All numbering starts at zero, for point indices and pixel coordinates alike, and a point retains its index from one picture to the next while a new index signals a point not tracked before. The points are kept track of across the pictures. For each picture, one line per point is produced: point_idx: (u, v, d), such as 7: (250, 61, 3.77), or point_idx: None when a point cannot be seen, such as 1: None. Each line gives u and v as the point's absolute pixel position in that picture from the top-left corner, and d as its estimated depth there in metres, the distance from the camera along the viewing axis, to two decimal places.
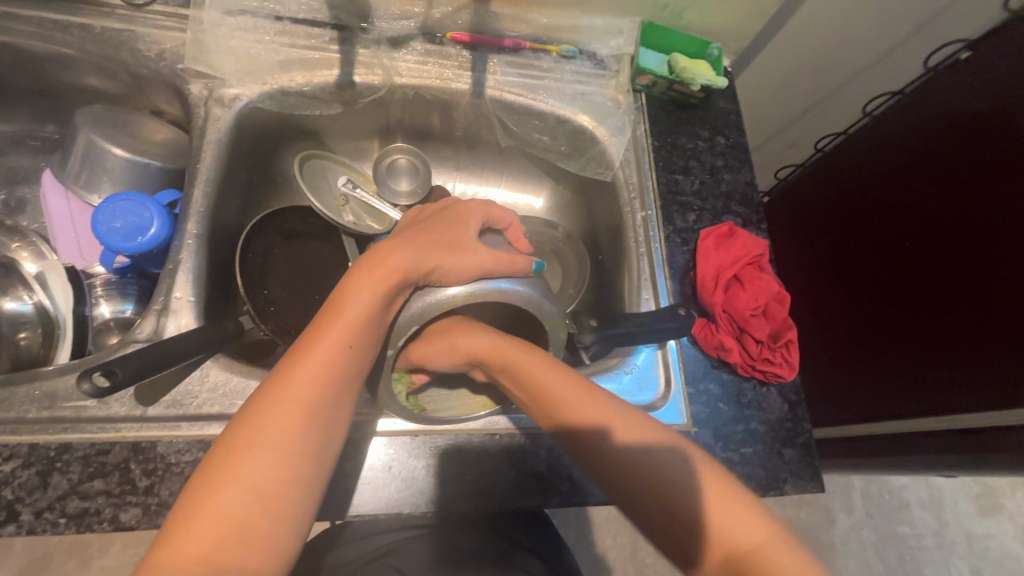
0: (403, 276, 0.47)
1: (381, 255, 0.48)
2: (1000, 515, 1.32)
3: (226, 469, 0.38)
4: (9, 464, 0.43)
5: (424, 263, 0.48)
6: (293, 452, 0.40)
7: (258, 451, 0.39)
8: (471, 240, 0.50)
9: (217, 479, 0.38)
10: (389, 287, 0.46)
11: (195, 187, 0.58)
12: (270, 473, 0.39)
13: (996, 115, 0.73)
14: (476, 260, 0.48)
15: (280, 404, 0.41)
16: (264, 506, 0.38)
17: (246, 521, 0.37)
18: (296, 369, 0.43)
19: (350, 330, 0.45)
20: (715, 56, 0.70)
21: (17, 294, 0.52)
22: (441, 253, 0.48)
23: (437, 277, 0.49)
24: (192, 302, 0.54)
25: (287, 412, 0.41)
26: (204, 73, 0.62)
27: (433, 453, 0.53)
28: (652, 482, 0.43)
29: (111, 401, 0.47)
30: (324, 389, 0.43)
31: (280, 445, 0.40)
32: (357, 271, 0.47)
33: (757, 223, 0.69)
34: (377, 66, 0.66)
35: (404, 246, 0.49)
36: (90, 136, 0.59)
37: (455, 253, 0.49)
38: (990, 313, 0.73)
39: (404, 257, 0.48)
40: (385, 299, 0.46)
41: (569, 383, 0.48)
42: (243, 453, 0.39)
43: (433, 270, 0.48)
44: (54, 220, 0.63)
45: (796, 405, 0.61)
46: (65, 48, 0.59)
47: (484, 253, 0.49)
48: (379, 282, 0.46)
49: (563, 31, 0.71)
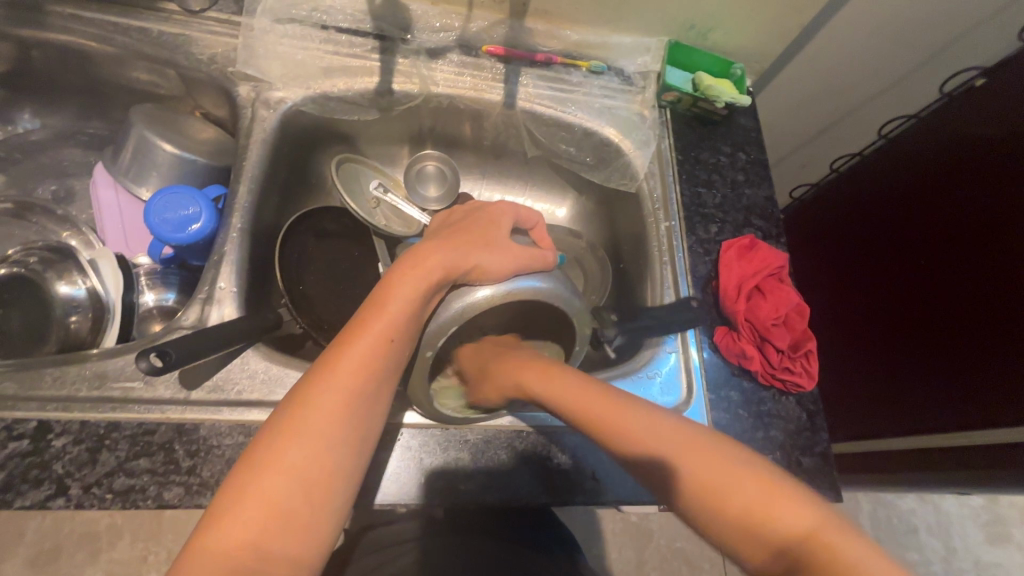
0: (444, 273, 0.48)
1: (423, 254, 0.49)
2: (1010, 544, 1.30)
3: (271, 457, 0.39)
4: (61, 440, 0.45)
5: (464, 261, 0.49)
6: (336, 441, 0.41)
7: (304, 439, 0.40)
8: (504, 240, 0.52)
9: (262, 467, 0.39)
10: (431, 285, 0.48)
11: (240, 183, 0.60)
12: (313, 462, 0.40)
13: (1009, 138, 0.74)
14: (512, 259, 0.50)
15: (325, 395, 0.42)
16: (309, 495, 0.39)
17: (289, 508, 0.38)
18: (340, 361, 0.44)
19: (392, 325, 0.46)
20: (738, 75, 0.73)
21: (71, 278, 0.56)
22: (481, 253, 0.50)
23: (476, 277, 0.50)
24: (235, 292, 0.56)
25: (330, 404, 0.42)
26: (253, 77, 0.65)
27: (463, 447, 0.55)
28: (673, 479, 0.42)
29: (157, 383, 0.49)
30: (365, 381, 0.44)
31: (324, 435, 0.41)
32: (399, 268, 0.49)
33: (777, 236, 0.71)
34: (415, 75, 0.69)
35: (443, 245, 0.50)
36: (143, 132, 0.62)
37: (494, 252, 0.51)
38: (1000, 335, 0.74)
39: (445, 256, 0.49)
40: (427, 296, 0.48)
41: (587, 388, 0.48)
42: (288, 441, 0.40)
43: (472, 269, 0.49)
44: (103, 211, 0.66)
45: (815, 414, 0.62)
46: (124, 48, 0.62)
47: (517, 253, 0.51)
48: (421, 280, 0.47)
49: (592, 48, 0.74)
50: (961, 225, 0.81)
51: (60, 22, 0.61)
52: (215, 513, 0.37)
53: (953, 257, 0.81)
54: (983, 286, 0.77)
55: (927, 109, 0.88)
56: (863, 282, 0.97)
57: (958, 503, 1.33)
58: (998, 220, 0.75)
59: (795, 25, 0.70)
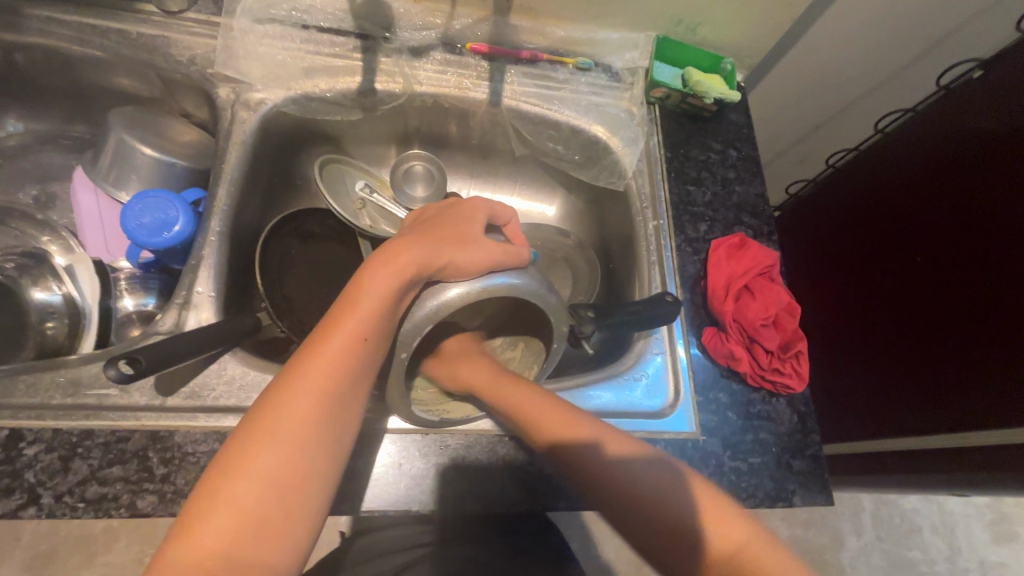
0: (417, 269, 0.47)
1: (394, 250, 0.48)
2: (1015, 544, 1.29)
3: (241, 463, 0.39)
4: (32, 448, 0.45)
5: (436, 257, 0.48)
6: (309, 444, 0.41)
7: (275, 443, 0.40)
8: (478, 235, 0.51)
9: (232, 473, 0.38)
10: (404, 281, 0.47)
11: (219, 186, 0.60)
12: (284, 467, 0.39)
13: (1004, 129, 0.72)
14: (486, 253, 0.49)
15: (296, 396, 0.42)
16: (281, 500, 0.39)
17: (261, 513, 0.38)
18: (309, 364, 0.43)
19: (365, 322, 0.45)
20: (728, 71, 0.72)
21: (46, 284, 0.56)
22: (453, 249, 0.49)
23: (451, 273, 0.48)
24: (213, 297, 0.55)
25: (302, 406, 0.41)
26: (232, 78, 0.64)
27: (442, 452, 0.54)
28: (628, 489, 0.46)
29: (132, 390, 0.48)
30: (339, 381, 0.43)
31: (297, 438, 0.40)
32: (372, 264, 0.47)
33: (768, 234, 0.69)
34: (398, 75, 0.68)
35: (416, 240, 0.49)
36: (121, 136, 0.62)
37: (468, 248, 0.49)
38: (995, 334, 0.73)
39: (417, 252, 0.48)
40: (400, 292, 0.46)
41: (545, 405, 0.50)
42: (259, 446, 0.39)
43: (446, 266, 0.48)
44: (82, 215, 0.66)
45: (806, 416, 0.61)
46: (103, 51, 0.61)
47: (493, 250, 0.50)
48: (393, 277, 0.46)
49: (579, 44, 0.73)
50: (954, 217, 0.79)
51: (37, 25, 0.60)
52: (187, 521, 0.37)
53: (946, 255, 0.80)
54: (978, 285, 0.75)
55: (922, 102, 0.86)
56: (858, 280, 0.96)
57: (962, 502, 1.31)
58: (993, 212, 0.74)
59: (786, 18, 0.68)
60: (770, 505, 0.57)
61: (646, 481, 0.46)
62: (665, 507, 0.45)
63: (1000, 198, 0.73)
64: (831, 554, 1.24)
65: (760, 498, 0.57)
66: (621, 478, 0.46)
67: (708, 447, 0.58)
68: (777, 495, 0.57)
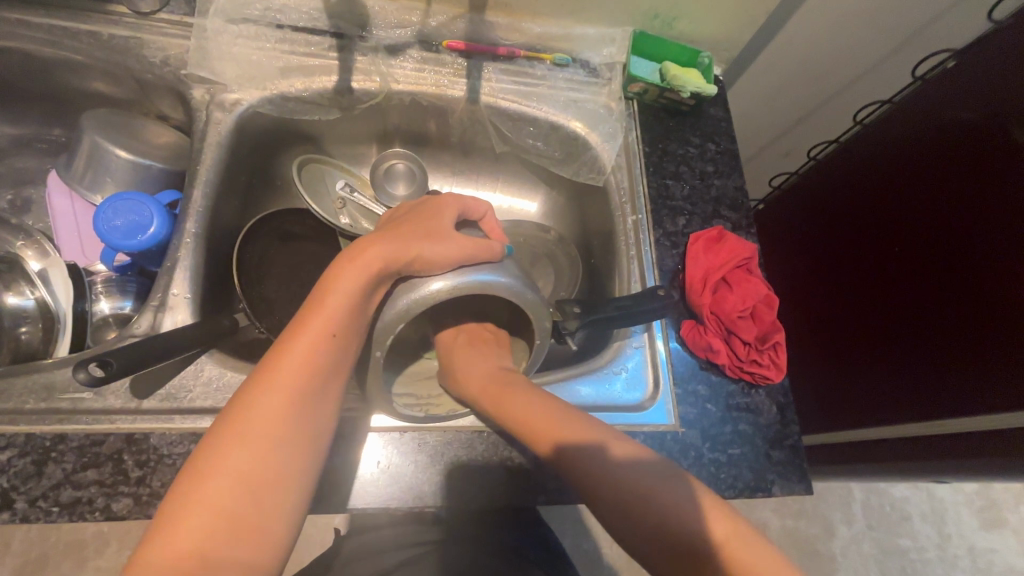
0: (383, 265, 0.46)
1: (362, 246, 0.48)
2: (1004, 530, 1.30)
3: (216, 461, 0.39)
4: (5, 453, 0.45)
5: (403, 253, 0.47)
6: (283, 441, 0.41)
7: (250, 441, 0.40)
8: (448, 230, 0.50)
9: (207, 471, 0.38)
10: (372, 277, 0.46)
11: (194, 188, 0.60)
12: (260, 464, 0.40)
13: (990, 121, 0.72)
14: (457, 249, 0.48)
15: (270, 393, 0.42)
16: (258, 496, 0.39)
17: (239, 509, 0.38)
18: (283, 360, 0.43)
19: (335, 320, 0.45)
20: (705, 65, 0.72)
21: (19, 289, 0.55)
22: (423, 244, 0.48)
23: (420, 268, 0.47)
24: (188, 299, 0.55)
25: (275, 402, 0.42)
26: (207, 79, 0.64)
27: (420, 449, 0.54)
28: (602, 487, 0.46)
29: (106, 393, 0.48)
30: (310, 378, 0.43)
31: (272, 435, 0.41)
32: (340, 262, 0.47)
33: (747, 227, 0.70)
34: (374, 73, 0.68)
35: (384, 237, 0.49)
36: (94, 139, 0.62)
37: (437, 243, 0.48)
38: (972, 326, 0.73)
39: (384, 249, 0.47)
40: (367, 290, 0.46)
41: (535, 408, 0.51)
42: (235, 444, 0.40)
43: (414, 260, 0.47)
44: (58, 218, 0.66)
45: (785, 407, 0.62)
46: (74, 54, 0.61)
47: (465, 243, 0.49)
48: (360, 274, 0.46)
49: (555, 40, 0.73)
50: (935, 207, 0.79)
51: (7, 28, 0.59)
52: (161, 524, 0.37)
53: (923, 245, 0.81)
54: (960, 275, 0.75)
55: (898, 93, 0.86)
56: (841, 269, 0.96)
57: (951, 489, 1.32)
58: (976, 204, 0.74)
59: (761, 12, 0.69)
60: (751, 496, 0.58)
61: (626, 481, 0.46)
62: (638, 507, 0.45)
63: (984, 189, 0.73)
64: (822, 543, 1.25)
65: (740, 488, 0.57)
66: (608, 475, 0.46)
67: (688, 439, 0.59)
68: (756, 485, 0.58)
